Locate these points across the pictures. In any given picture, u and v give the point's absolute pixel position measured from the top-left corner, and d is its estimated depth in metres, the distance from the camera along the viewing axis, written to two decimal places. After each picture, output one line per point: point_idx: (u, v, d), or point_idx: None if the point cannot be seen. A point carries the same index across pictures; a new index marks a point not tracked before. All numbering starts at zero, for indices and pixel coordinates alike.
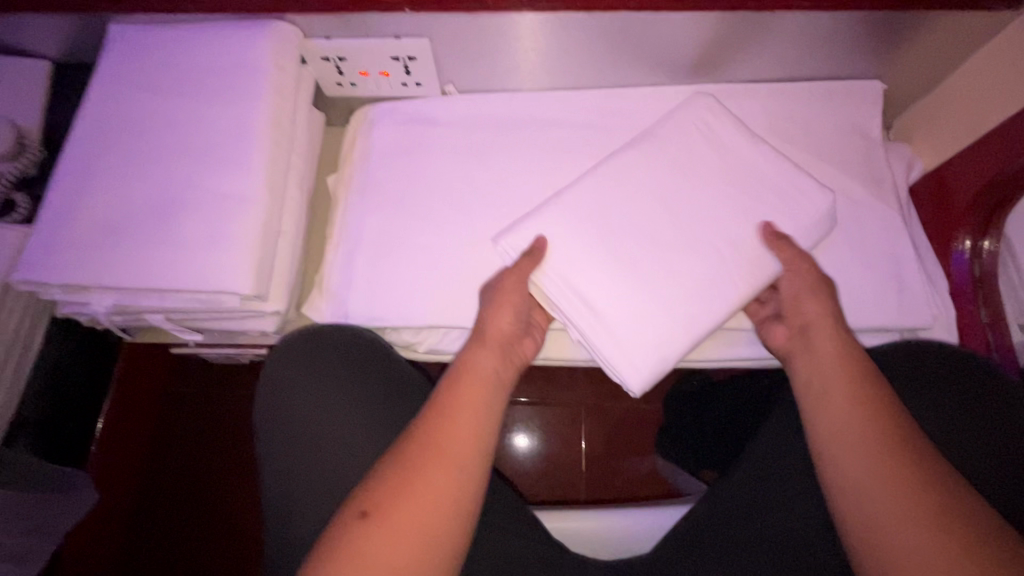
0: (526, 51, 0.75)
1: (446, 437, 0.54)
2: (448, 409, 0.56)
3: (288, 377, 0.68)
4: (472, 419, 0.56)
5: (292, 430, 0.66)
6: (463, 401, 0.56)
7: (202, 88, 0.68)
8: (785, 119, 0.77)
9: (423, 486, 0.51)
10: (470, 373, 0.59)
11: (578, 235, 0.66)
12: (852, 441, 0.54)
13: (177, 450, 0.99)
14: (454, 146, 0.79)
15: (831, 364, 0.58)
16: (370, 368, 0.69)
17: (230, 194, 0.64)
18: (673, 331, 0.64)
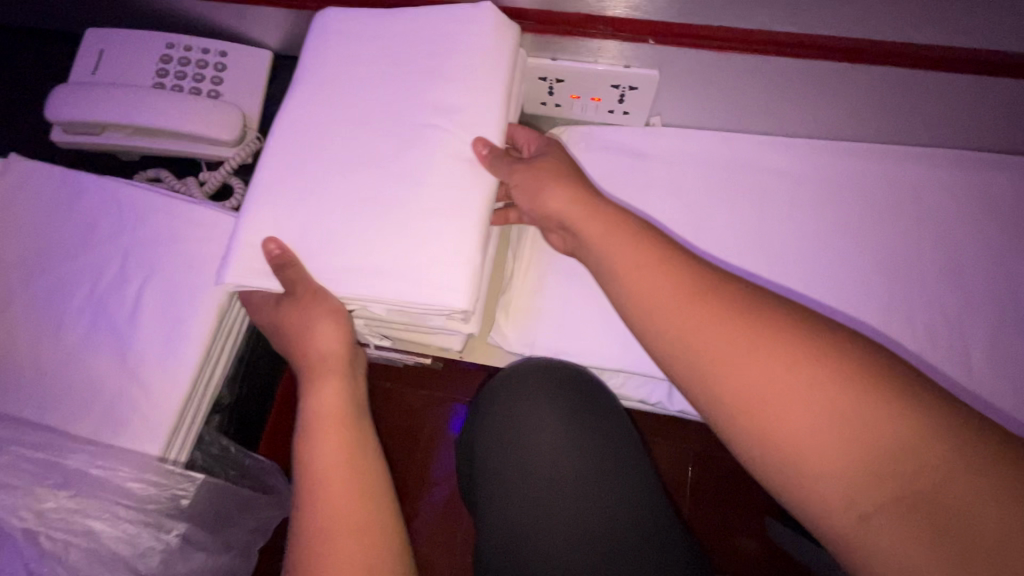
0: (753, 92, 0.71)
1: (327, 473, 0.53)
2: (315, 447, 0.54)
3: (506, 405, 0.66)
4: (345, 453, 0.54)
5: (512, 458, 0.63)
6: (330, 438, 0.55)
7: (417, 75, 0.61)
8: (1005, 200, 0.73)
9: (345, 517, 0.51)
10: (319, 418, 0.56)
11: (276, 200, 0.57)
12: (826, 433, 0.42)
13: None
14: (655, 183, 0.76)
15: (723, 331, 0.46)
16: (592, 411, 0.66)
17: (444, 187, 0.56)
18: (425, 254, 0.54)
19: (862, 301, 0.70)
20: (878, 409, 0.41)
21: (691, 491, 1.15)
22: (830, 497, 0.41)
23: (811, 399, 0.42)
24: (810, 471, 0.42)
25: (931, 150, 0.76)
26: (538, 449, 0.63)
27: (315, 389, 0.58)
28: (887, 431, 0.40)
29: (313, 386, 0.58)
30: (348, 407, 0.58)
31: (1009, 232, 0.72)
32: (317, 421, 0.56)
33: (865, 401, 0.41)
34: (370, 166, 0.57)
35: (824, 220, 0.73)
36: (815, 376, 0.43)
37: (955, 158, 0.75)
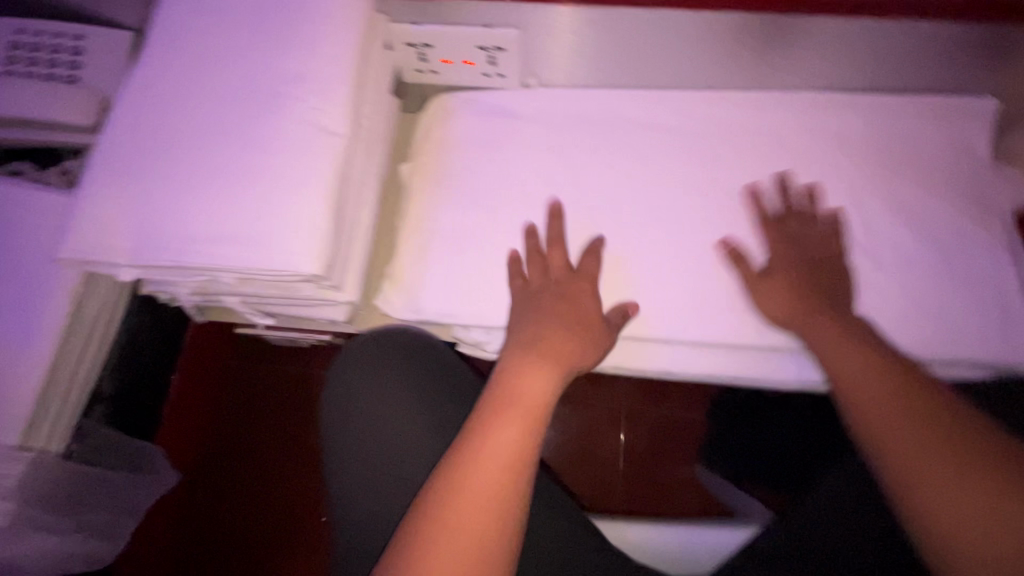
0: (618, 47, 0.73)
1: (483, 446, 0.55)
2: (514, 391, 0.59)
3: (345, 370, 0.72)
4: (527, 427, 0.56)
5: (355, 419, 0.69)
6: (511, 417, 0.57)
7: (264, 38, 0.60)
8: (880, 136, 0.74)
9: (485, 485, 0.53)
10: (516, 373, 0.60)
11: (117, 172, 0.56)
12: (908, 454, 0.53)
13: (232, 429, 1.00)
14: (535, 142, 0.76)
15: (872, 381, 0.57)
16: (435, 377, 0.71)
17: (292, 153, 0.57)
18: (267, 214, 0.55)
19: (740, 243, 0.71)
20: (964, 447, 0.52)
21: (622, 446, 1.20)
22: (934, 508, 0.50)
23: (901, 415, 0.55)
24: (912, 482, 0.52)
25: (810, 93, 0.76)
26: (377, 409, 0.69)
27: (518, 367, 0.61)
28: (965, 459, 0.51)
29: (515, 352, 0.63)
30: (549, 369, 0.61)
31: (881, 171, 0.72)
32: (502, 381, 0.60)
33: (948, 442, 0.52)
34: (216, 134, 0.57)
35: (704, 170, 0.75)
36: (894, 401, 0.56)
37: (832, 101, 0.75)
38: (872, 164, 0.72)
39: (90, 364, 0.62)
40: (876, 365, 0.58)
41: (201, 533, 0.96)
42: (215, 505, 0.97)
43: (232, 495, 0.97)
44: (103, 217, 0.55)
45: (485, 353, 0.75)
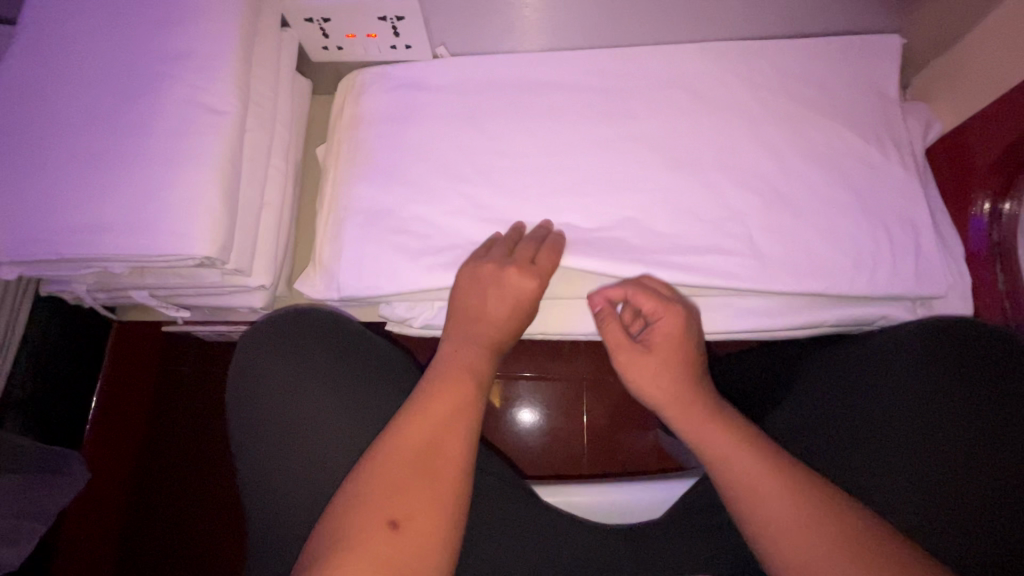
0: (520, 8, 0.71)
1: (433, 423, 0.52)
2: (440, 386, 0.54)
3: (255, 348, 0.66)
4: (462, 411, 0.53)
5: (264, 399, 0.64)
6: (448, 396, 0.54)
7: (142, 19, 0.58)
8: (794, 79, 0.72)
9: (444, 472, 0.49)
10: (452, 363, 0.57)
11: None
12: (770, 516, 0.47)
13: (172, 430, 0.95)
14: (448, 112, 0.75)
15: (752, 465, 0.49)
16: (350, 355, 0.66)
17: (175, 134, 0.55)
18: (159, 198, 0.53)
19: (660, 198, 0.70)
20: (792, 481, 0.48)
21: (585, 415, 1.20)
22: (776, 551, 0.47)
23: (747, 463, 0.49)
24: (749, 504, 0.48)
25: (721, 44, 0.75)
26: (288, 385, 0.64)
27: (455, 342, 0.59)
28: (810, 513, 0.46)
29: (445, 349, 0.59)
30: (472, 364, 0.57)
31: (796, 115, 0.71)
32: (438, 372, 0.56)
33: (792, 478, 0.48)
34: (95, 121, 0.55)
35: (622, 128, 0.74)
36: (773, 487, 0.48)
37: (742, 50, 0.74)
38: (787, 109, 0.71)
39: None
40: (700, 382, 0.54)
41: (147, 540, 0.92)
42: (162, 509, 0.93)
43: (176, 498, 0.93)
44: None
45: (412, 328, 0.75)
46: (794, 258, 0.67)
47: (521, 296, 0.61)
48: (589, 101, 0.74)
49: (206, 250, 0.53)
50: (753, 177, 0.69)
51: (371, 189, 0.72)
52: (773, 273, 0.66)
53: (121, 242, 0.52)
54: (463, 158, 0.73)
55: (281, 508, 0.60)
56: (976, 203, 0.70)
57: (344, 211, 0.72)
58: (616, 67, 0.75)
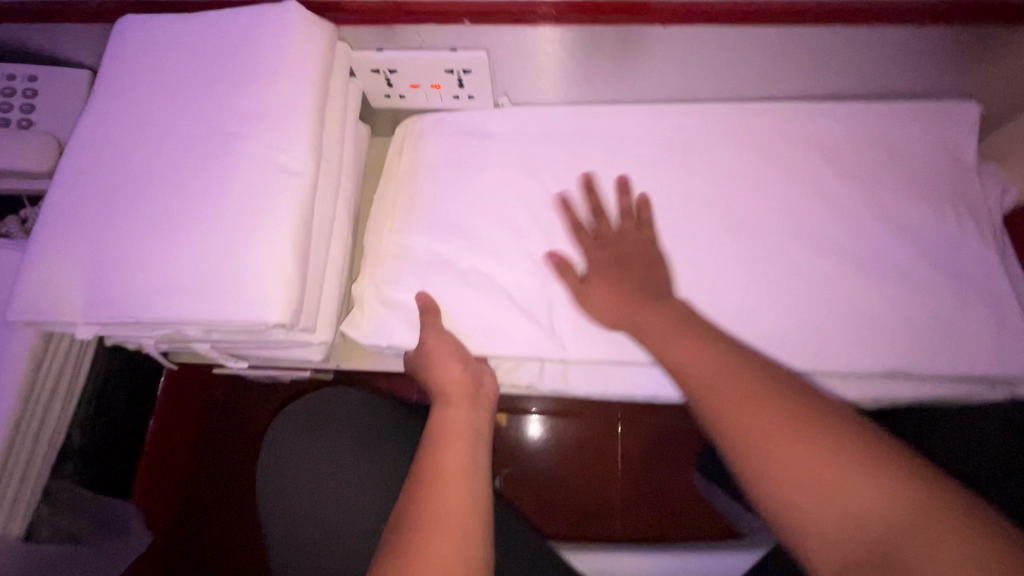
0: (588, 63, 0.71)
1: (433, 504, 0.49)
2: (437, 461, 0.53)
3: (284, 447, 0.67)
4: (465, 488, 0.51)
5: (312, 500, 0.64)
6: (447, 477, 0.51)
7: (220, 77, 0.58)
8: (865, 142, 0.71)
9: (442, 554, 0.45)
10: (447, 436, 0.55)
11: (74, 227, 0.54)
12: (766, 428, 0.43)
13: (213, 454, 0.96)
14: (509, 162, 0.74)
15: (765, 404, 0.44)
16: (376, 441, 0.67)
17: (254, 196, 0.54)
18: (237, 264, 0.52)
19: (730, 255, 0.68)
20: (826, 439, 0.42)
21: (619, 451, 1.14)
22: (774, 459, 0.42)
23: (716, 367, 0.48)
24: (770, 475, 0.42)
25: (788, 102, 0.74)
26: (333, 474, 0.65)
27: (442, 407, 0.58)
28: (858, 444, 0.41)
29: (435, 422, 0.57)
30: (469, 444, 0.55)
31: (866, 179, 0.70)
32: (431, 442, 0.55)
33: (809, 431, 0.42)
34: (174, 181, 0.55)
35: (688, 181, 0.71)
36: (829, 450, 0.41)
37: (810, 109, 0.73)
38: (856, 172, 0.70)
39: (57, 421, 0.61)
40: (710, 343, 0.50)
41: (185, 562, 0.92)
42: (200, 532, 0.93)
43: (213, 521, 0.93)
44: (57, 274, 0.52)
45: None
46: (867, 331, 0.64)
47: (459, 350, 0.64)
48: (654, 155, 0.73)
49: (280, 314, 0.52)
50: (823, 243, 0.68)
51: (435, 239, 0.70)
52: (844, 345, 0.65)
53: (195, 308, 0.52)
54: (524, 211, 0.71)
55: None
56: None
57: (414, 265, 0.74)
58: (681, 122, 0.74)
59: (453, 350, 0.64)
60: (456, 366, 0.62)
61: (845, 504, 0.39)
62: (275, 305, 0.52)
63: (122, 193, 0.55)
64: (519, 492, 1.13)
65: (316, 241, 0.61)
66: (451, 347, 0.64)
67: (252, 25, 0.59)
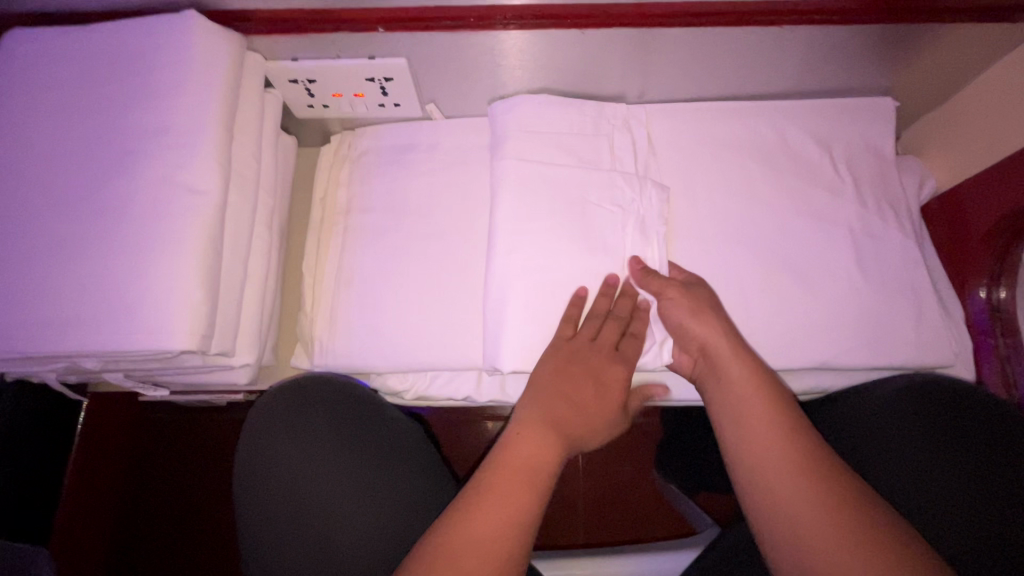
0: (512, 68, 0.69)
1: (461, 532, 0.47)
2: (484, 495, 0.49)
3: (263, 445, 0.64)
4: (506, 522, 0.47)
5: (288, 478, 0.63)
6: (489, 505, 0.48)
7: (116, 93, 0.55)
8: (787, 141, 0.72)
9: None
10: (506, 469, 0.51)
11: None
12: (766, 454, 0.50)
13: (159, 477, 0.94)
14: (435, 172, 0.75)
15: (758, 419, 0.51)
16: (366, 430, 0.67)
17: (154, 217, 0.51)
18: (134, 292, 0.50)
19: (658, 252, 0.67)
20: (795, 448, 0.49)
21: (579, 454, 1.12)
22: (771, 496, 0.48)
23: (774, 438, 0.50)
24: (753, 474, 0.50)
25: (714, 103, 0.75)
26: (314, 494, 0.62)
27: (522, 425, 0.55)
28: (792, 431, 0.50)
29: (504, 447, 0.54)
30: (534, 483, 0.51)
31: (791, 176, 0.71)
32: (484, 476, 0.51)
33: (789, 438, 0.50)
34: (68, 204, 0.52)
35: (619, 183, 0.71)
36: (773, 447, 0.50)
37: (736, 108, 0.74)
38: (781, 170, 0.71)
39: None
40: (760, 385, 0.53)
41: None
42: (146, 558, 0.91)
43: (160, 547, 0.91)
44: None
45: (405, 400, 0.73)
46: (792, 328, 0.66)
47: (598, 381, 0.59)
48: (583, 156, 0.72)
49: (188, 342, 0.50)
50: (751, 241, 0.69)
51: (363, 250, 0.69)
52: (769, 342, 0.66)
53: (92, 341, 0.49)
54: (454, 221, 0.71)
55: (274, 554, 0.59)
56: (972, 278, 0.69)
57: (344, 277, 0.72)
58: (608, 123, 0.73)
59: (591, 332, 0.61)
60: (614, 368, 0.60)
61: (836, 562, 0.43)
62: (180, 334, 0.50)
63: (11, 218, 0.51)
64: None
65: (230, 260, 0.58)
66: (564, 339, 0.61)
67: (147, 35, 0.56)
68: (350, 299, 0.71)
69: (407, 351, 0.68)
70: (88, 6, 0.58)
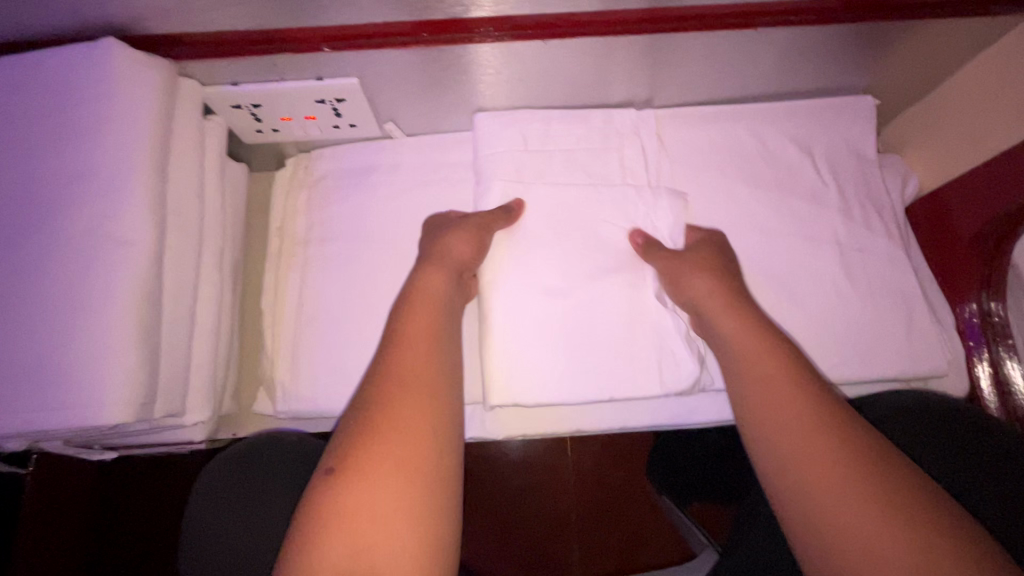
0: (474, 83, 0.64)
1: (388, 411, 0.42)
2: (402, 348, 0.47)
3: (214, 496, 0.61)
4: (422, 397, 0.44)
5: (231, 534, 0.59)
6: (405, 380, 0.44)
7: (29, 137, 0.49)
8: (768, 146, 0.69)
9: (392, 469, 0.40)
10: (400, 382, 0.44)
11: None
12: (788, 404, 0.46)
13: (124, 528, 0.88)
14: (398, 195, 0.70)
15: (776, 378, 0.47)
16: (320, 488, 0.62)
17: (79, 275, 0.46)
18: (57, 361, 0.44)
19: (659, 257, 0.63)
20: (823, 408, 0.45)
21: (570, 469, 1.09)
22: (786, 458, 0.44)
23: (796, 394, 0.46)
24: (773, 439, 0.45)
25: (690, 109, 0.71)
26: (252, 539, 0.59)
27: (422, 269, 0.55)
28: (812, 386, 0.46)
29: (392, 350, 0.47)
30: (434, 351, 0.48)
31: (772, 184, 0.68)
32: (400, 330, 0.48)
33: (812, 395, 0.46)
34: None
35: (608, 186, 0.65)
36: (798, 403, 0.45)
37: (713, 115, 0.70)
38: (761, 177, 0.68)
39: None
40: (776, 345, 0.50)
41: None
42: None
43: None
44: None
45: None
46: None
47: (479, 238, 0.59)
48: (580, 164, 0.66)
49: (124, 414, 0.45)
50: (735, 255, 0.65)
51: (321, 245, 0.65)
52: None
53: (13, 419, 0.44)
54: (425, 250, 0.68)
55: None
56: (961, 284, 0.67)
57: (307, 313, 0.67)
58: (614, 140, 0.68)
59: (471, 238, 0.58)
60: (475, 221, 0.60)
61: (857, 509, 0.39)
62: (115, 408, 0.45)
63: None
64: (470, 520, 1.07)
65: (172, 311, 0.53)
66: (471, 234, 0.59)
67: (57, 69, 0.50)
68: (313, 336, 0.66)
69: None
70: None
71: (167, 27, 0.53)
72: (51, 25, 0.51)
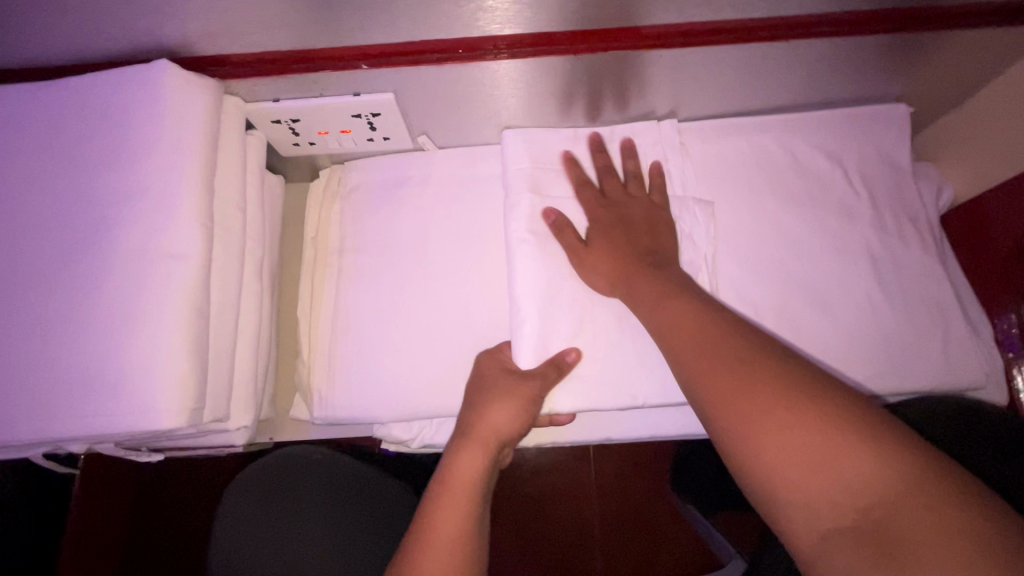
0: (506, 97, 0.66)
1: (437, 518, 0.47)
2: (460, 459, 0.52)
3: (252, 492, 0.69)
4: (465, 500, 0.49)
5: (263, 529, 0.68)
6: (454, 488, 0.49)
7: (88, 154, 0.52)
8: (798, 155, 0.69)
9: (433, 566, 0.44)
10: (454, 483, 0.50)
11: None
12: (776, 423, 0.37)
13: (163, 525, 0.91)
14: (429, 206, 0.72)
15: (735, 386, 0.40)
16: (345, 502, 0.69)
17: (135, 288, 0.48)
18: (114, 368, 0.47)
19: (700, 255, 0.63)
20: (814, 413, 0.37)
21: (593, 477, 1.09)
22: (752, 435, 0.38)
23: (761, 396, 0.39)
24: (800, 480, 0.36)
25: (719, 120, 0.71)
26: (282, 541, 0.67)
27: (490, 403, 0.56)
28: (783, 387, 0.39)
29: (454, 452, 0.52)
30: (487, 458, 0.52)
31: (803, 194, 0.67)
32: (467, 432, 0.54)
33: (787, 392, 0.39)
34: (45, 279, 0.49)
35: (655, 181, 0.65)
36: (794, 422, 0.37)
37: (742, 125, 0.70)
38: (791, 186, 0.68)
39: None
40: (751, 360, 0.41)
41: None
42: None
43: None
44: None
45: (410, 448, 0.71)
46: (811, 358, 0.62)
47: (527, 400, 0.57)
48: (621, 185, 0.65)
49: (175, 419, 0.47)
50: (766, 265, 0.65)
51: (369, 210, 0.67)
52: None
53: (74, 423, 0.46)
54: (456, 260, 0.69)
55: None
56: (999, 295, 0.66)
57: (341, 322, 0.69)
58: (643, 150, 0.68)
59: (514, 404, 0.56)
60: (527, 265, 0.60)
61: (795, 444, 0.36)
62: (168, 414, 0.47)
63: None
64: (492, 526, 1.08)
65: (217, 319, 0.55)
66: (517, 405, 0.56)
67: (115, 90, 0.52)
68: (348, 344, 0.68)
69: (410, 396, 0.66)
70: (55, 60, 0.54)
71: (216, 49, 0.55)
72: (108, 49, 0.53)
